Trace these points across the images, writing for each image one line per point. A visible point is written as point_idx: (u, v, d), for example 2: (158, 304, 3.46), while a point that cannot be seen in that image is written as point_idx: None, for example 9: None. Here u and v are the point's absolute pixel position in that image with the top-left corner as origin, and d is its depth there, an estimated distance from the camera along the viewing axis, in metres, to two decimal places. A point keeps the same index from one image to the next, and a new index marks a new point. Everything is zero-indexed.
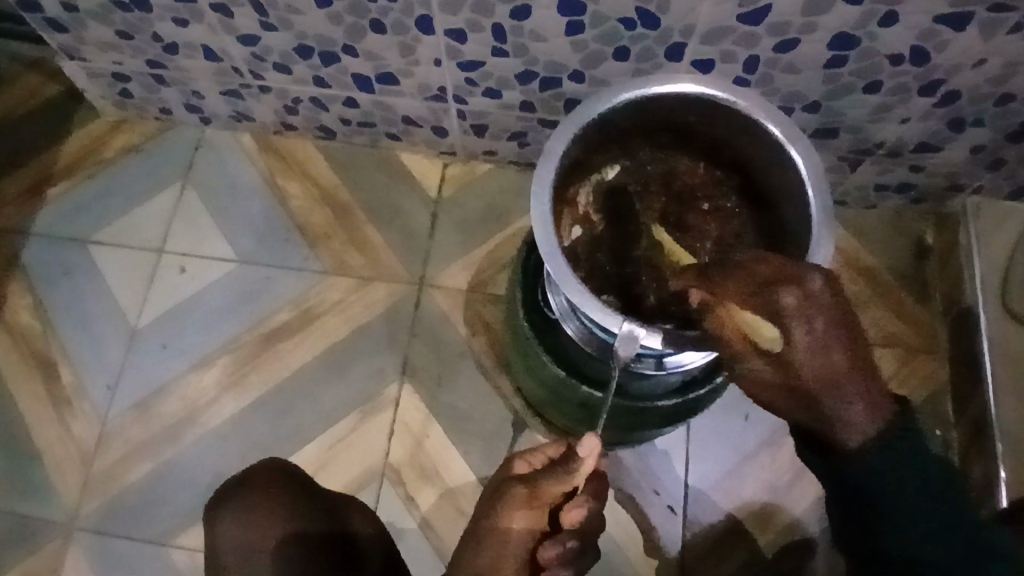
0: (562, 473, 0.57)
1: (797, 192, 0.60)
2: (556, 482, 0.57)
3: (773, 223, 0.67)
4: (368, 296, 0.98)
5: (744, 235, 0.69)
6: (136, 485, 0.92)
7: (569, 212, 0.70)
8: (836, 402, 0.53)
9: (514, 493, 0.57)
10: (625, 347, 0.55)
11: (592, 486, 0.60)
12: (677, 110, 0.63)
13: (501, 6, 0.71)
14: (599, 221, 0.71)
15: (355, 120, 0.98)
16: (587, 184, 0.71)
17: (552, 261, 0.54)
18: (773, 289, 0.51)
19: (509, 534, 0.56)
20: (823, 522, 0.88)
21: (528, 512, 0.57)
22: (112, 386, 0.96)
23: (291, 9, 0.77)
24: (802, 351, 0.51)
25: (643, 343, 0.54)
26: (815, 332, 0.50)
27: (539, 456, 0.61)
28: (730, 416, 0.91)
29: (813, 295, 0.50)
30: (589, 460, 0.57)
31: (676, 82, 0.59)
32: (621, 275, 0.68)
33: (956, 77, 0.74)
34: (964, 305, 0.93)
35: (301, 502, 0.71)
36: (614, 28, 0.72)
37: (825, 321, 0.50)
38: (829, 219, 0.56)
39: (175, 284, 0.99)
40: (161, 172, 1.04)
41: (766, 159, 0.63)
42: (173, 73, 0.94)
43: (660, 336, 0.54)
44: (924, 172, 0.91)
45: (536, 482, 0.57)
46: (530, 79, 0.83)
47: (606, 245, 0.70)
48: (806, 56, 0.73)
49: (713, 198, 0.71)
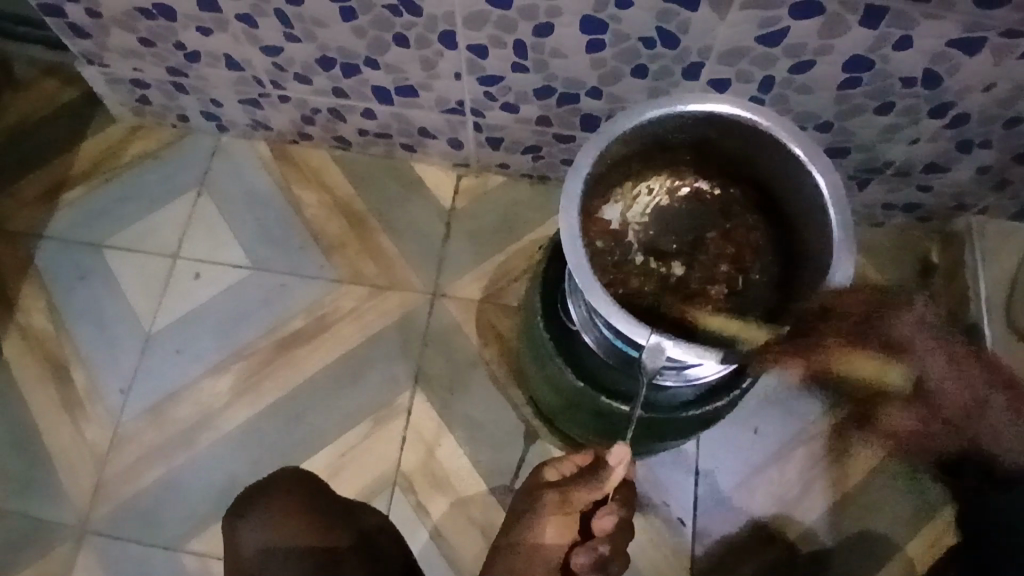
0: (594, 480, 0.58)
1: (816, 209, 0.61)
2: (586, 490, 0.58)
3: (791, 239, 0.69)
4: (382, 305, 0.99)
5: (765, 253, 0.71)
6: (149, 489, 0.93)
7: (591, 225, 0.71)
8: (983, 417, 0.71)
9: (547, 498, 0.58)
10: (651, 359, 0.56)
11: (621, 492, 0.61)
12: (701, 128, 0.64)
13: (524, 23, 0.73)
14: (621, 234, 0.72)
15: (372, 131, 0.99)
16: (609, 197, 0.72)
17: (580, 272, 0.55)
18: (889, 319, 0.67)
19: (542, 536, 0.58)
20: (832, 534, 0.90)
21: (562, 516, 0.58)
22: (127, 391, 0.96)
23: (316, 21, 0.79)
24: (949, 388, 0.71)
25: (669, 355, 0.55)
26: (933, 358, 0.70)
27: (569, 465, 0.62)
28: (739, 427, 0.92)
29: (916, 315, 0.69)
30: (619, 469, 0.57)
31: (702, 101, 0.60)
32: (645, 289, 0.70)
33: (966, 100, 0.76)
34: (970, 321, 0.93)
35: (307, 495, 0.72)
36: (634, 47, 0.74)
37: (934, 336, 0.69)
38: (848, 239, 0.58)
39: (191, 289, 1.00)
40: (177, 178, 1.05)
41: (787, 181, 0.64)
42: (194, 81, 0.95)
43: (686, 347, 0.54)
44: (931, 192, 0.93)
45: (569, 488, 0.58)
46: (548, 94, 0.84)
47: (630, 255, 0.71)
48: (820, 77, 0.74)
49: (730, 214, 0.73)
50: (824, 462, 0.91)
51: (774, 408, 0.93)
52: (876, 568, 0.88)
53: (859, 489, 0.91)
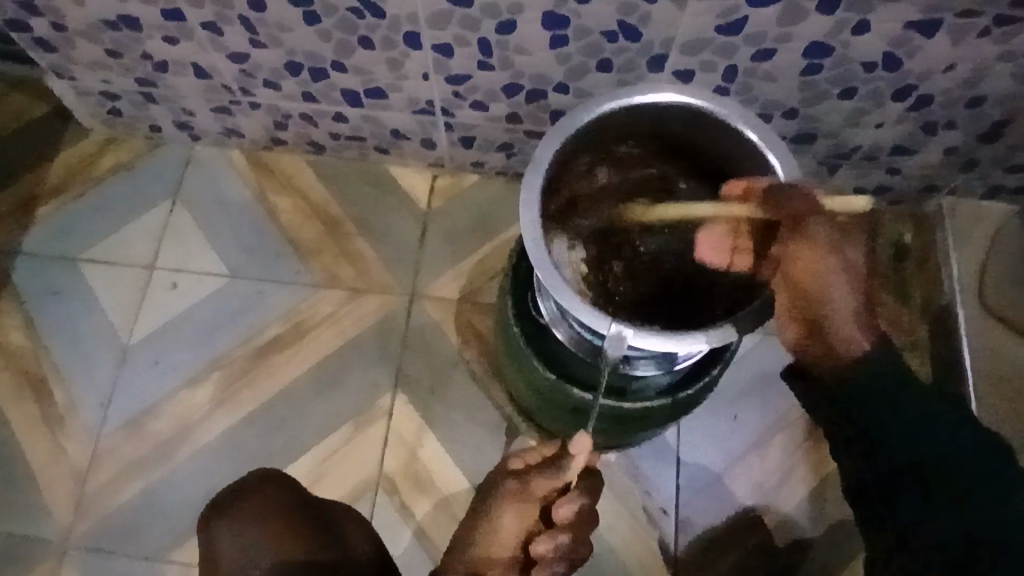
0: (555, 470, 0.58)
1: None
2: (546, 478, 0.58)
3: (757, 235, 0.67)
4: (360, 308, 0.99)
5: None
6: (130, 502, 0.92)
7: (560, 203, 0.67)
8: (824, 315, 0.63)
9: (507, 487, 0.59)
10: (614, 349, 0.55)
11: (586, 482, 0.61)
12: (661, 120, 0.63)
13: (487, 21, 0.74)
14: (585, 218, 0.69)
15: (344, 135, 0.99)
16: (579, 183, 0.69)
17: (543, 267, 0.54)
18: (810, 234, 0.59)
19: (501, 523, 0.59)
20: (813, 519, 0.90)
21: (521, 505, 0.59)
22: (105, 404, 0.96)
23: (280, 26, 0.80)
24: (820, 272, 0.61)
25: (631, 345, 0.54)
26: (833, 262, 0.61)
27: (534, 454, 0.62)
28: (719, 417, 0.93)
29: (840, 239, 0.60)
30: (580, 459, 0.58)
31: (656, 91, 0.60)
32: (604, 277, 0.67)
33: (927, 82, 0.77)
34: (944, 303, 0.96)
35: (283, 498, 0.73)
36: (598, 41, 0.74)
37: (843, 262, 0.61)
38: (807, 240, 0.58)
39: (167, 300, 1.00)
40: (151, 189, 1.04)
41: (746, 169, 0.63)
42: (163, 91, 0.95)
43: (648, 336, 0.54)
44: (901, 175, 0.93)
45: (529, 478, 0.59)
46: (517, 91, 0.85)
47: (595, 241, 0.69)
48: (783, 64, 0.75)
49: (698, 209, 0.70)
50: (804, 448, 0.92)
51: (752, 396, 0.94)
52: (859, 552, 0.89)
53: (838, 473, 0.91)
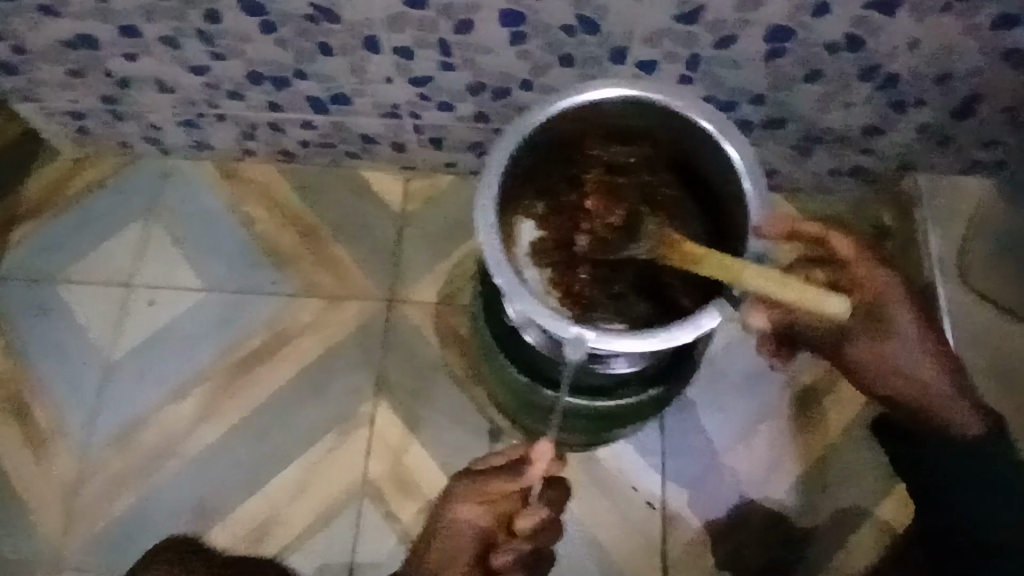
0: (513, 477, 0.64)
1: (732, 187, 0.59)
2: (506, 481, 0.64)
3: (718, 225, 0.63)
4: (340, 315, 0.98)
5: (693, 230, 0.64)
6: (119, 519, 0.92)
7: (516, 197, 0.63)
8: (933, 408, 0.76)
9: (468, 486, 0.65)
10: (575, 350, 0.55)
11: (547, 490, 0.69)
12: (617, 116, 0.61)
13: (444, 21, 0.73)
14: (541, 208, 0.65)
15: (314, 142, 0.98)
16: (536, 175, 0.64)
17: (501, 273, 0.54)
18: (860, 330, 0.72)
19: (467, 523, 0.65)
20: (800, 506, 0.90)
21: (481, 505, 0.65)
22: (89, 423, 0.95)
23: (238, 37, 0.79)
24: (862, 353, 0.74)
25: (592, 346, 0.54)
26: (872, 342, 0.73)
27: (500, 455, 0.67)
28: (704, 408, 0.92)
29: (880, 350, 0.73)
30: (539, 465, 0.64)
31: (610, 87, 0.58)
32: (564, 273, 0.64)
33: (894, 61, 0.76)
34: (925, 283, 0.93)
35: None
36: (557, 36, 0.74)
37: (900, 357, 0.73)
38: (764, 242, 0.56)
39: (145, 316, 0.99)
40: (125, 205, 1.04)
41: (705, 159, 0.61)
42: (130, 108, 0.94)
43: (608, 337, 0.53)
44: (876, 155, 0.92)
45: (489, 481, 0.65)
46: (482, 90, 0.84)
47: (552, 234, 0.65)
48: (746, 51, 0.74)
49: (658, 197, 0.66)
50: (790, 435, 0.92)
51: (735, 386, 0.93)
52: (848, 536, 0.89)
53: (825, 458, 0.91)
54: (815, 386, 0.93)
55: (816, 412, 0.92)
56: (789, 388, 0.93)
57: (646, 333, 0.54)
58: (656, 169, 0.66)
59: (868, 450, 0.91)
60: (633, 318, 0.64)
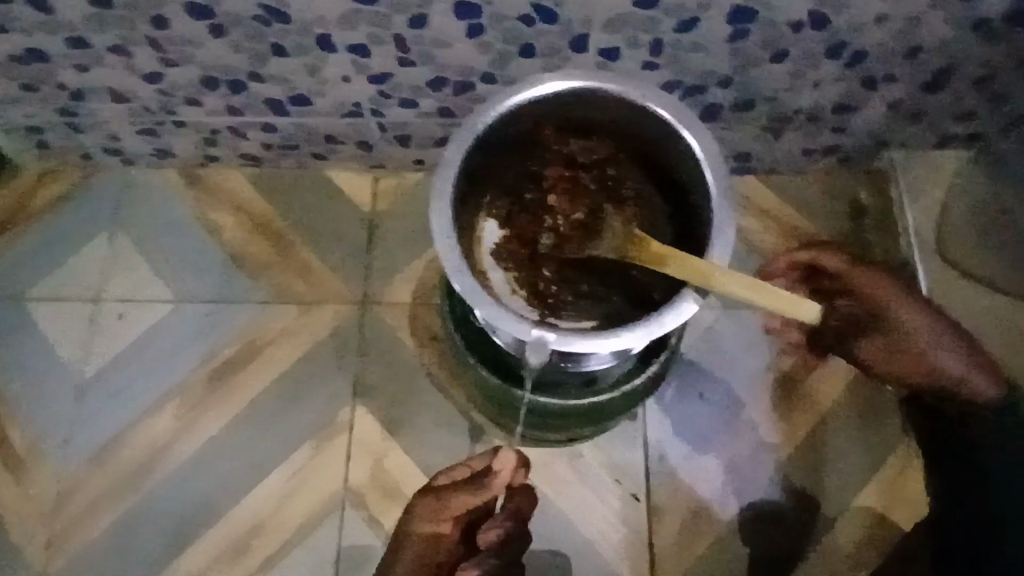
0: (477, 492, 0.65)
1: (693, 175, 0.59)
2: (467, 498, 0.65)
3: (685, 214, 0.62)
4: (314, 321, 0.96)
5: (656, 221, 0.64)
6: (99, 539, 0.90)
7: (476, 201, 0.63)
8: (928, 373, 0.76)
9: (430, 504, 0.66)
10: (537, 354, 0.53)
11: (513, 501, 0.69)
12: (574, 108, 0.60)
13: (398, 16, 0.71)
14: (504, 210, 0.64)
15: (278, 145, 0.96)
16: (496, 177, 0.64)
17: (460, 275, 0.52)
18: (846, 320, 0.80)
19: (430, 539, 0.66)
20: (786, 491, 0.89)
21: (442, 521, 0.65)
22: (64, 442, 0.93)
23: (188, 42, 0.77)
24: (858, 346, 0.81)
25: (554, 348, 0.52)
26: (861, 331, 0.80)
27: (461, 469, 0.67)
28: (685, 396, 0.92)
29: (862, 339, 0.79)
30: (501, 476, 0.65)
31: (564, 78, 0.57)
32: (531, 275, 0.63)
33: (860, 37, 0.74)
34: (903, 258, 0.94)
35: None
36: (515, 27, 0.72)
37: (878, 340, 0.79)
38: (725, 229, 0.54)
39: (115, 331, 0.97)
40: (90, 219, 1.01)
41: (665, 148, 0.60)
42: (87, 120, 0.92)
43: (570, 338, 0.52)
44: (849, 133, 0.91)
45: (450, 500, 0.65)
46: (443, 85, 0.82)
47: (517, 235, 0.64)
48: (708, 33, 0.73)
49: (625, 188, 0.65)
50: (772, 419, 0.91)
51: (716, 371, 0.92)
52: (835, 518, 0.88)
53: (808, 440, 0.90)
54: (795, 370, 0.92)
55: (797, 396, 0.92)
56: (769, 373, 0.92)
57: (639, 325, 0.52)
58: (619, 161, 0.65)
59: (853, 430, 0.91)
60: (604, 315, 0.62)
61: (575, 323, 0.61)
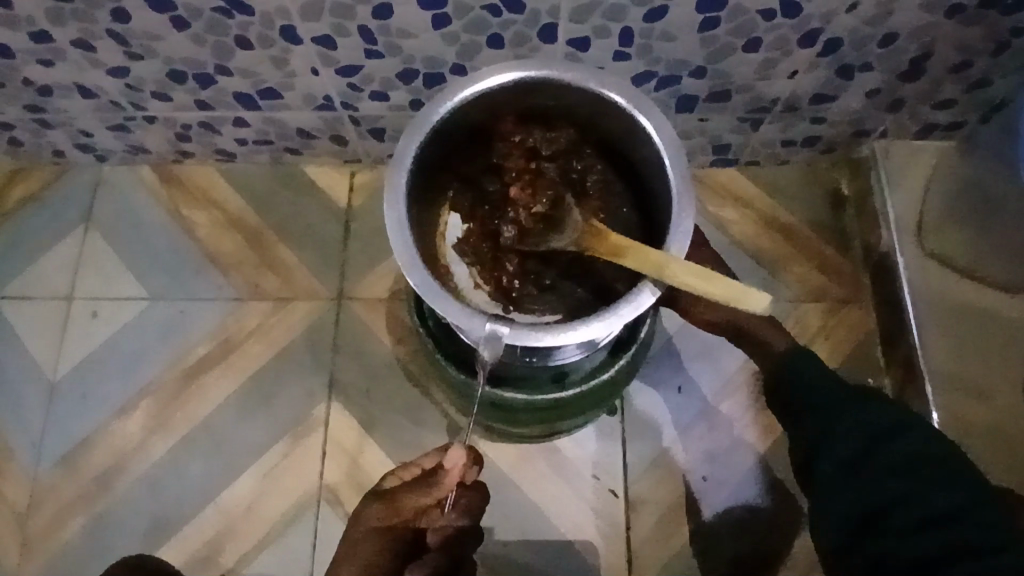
0: (425, 489, 0.64)
1: (655, 165, 0.58)
2: (417, 497, 0.64)
3: (648, 205, 0.62)
4: (289, 317, 0.96)
5: (621, 212, 0.63)
6: (73, 543, 0.89)
7: (436, 194, 0.63)
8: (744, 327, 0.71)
9: (375, 507, 0.65)
10: (491, 348, 0.52)
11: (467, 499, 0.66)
12: (531, 100, 0.59)
13: (360, 7, 0.70)
14: (465, 203, 0.65)
15: (250, 140, 0.95)
16: (456, 168, 0.63)
17: (413, 270, 0.52)
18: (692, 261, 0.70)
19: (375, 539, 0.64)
20: (764, 484, 0.88)
21: (387, 520, 0.65)
22: (38, 444, 0.92)
23: (149, 35, 0.76)
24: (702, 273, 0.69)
25: (508, 342, 0.51)
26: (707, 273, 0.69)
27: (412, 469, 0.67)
28: (662, 390, 0.91)
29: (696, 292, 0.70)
30: (452, 472, 0.63)
31: (518, 67, 0.56)
32: (494, 267, 0.63)
33: (833, 23, 0.73)
34: (883, 250, 0.92)
35: None
36: (481, 16, 0.70)
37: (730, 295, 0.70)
38: (684, 219, 0.54)
39: (89, 330, 0.96)
40: (65, 216, 1.00)
41: (626, 138, 0.59)
42: (55, 116, 0.91)
43: (524, 332, 0.51)
44: (826, 123, 0.90)
45: (397, 499, 0.64)
46: (413, 77, 0.80)
47: (480, 227, 0.64)
48: (678, 21, 0.71)
49: (588, 179, 0.65)
50: (752, 412, 0.90)
51: (692, 364, 0.92)
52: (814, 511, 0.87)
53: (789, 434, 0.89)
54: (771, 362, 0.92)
55: None
56: (748, 367, 0.91)
57: (597, 318, 0.51)
58: (582, 153, 0.64)
59: None
60: (569, 306, 0.62)
61: (538, 315, 0.62)
